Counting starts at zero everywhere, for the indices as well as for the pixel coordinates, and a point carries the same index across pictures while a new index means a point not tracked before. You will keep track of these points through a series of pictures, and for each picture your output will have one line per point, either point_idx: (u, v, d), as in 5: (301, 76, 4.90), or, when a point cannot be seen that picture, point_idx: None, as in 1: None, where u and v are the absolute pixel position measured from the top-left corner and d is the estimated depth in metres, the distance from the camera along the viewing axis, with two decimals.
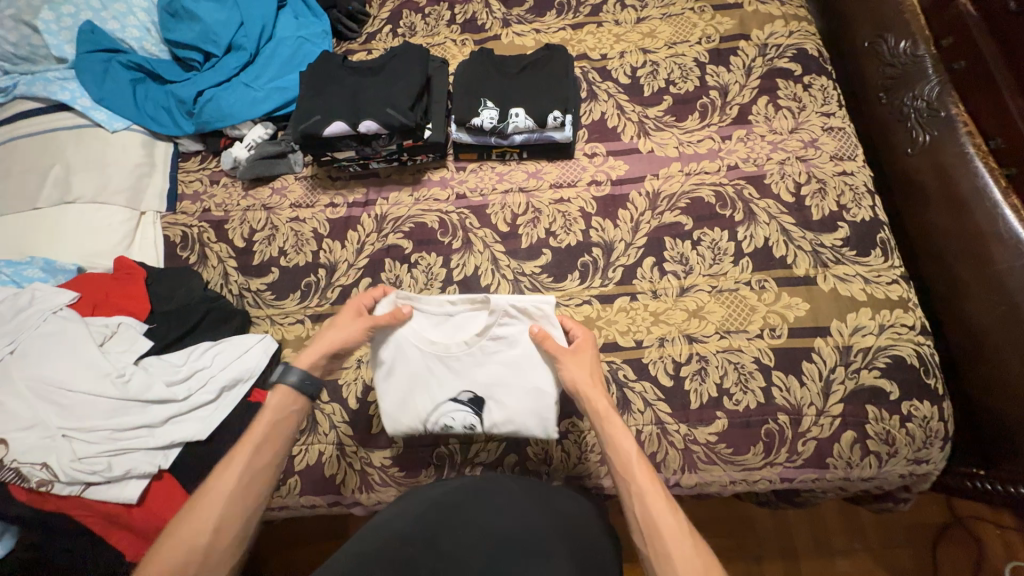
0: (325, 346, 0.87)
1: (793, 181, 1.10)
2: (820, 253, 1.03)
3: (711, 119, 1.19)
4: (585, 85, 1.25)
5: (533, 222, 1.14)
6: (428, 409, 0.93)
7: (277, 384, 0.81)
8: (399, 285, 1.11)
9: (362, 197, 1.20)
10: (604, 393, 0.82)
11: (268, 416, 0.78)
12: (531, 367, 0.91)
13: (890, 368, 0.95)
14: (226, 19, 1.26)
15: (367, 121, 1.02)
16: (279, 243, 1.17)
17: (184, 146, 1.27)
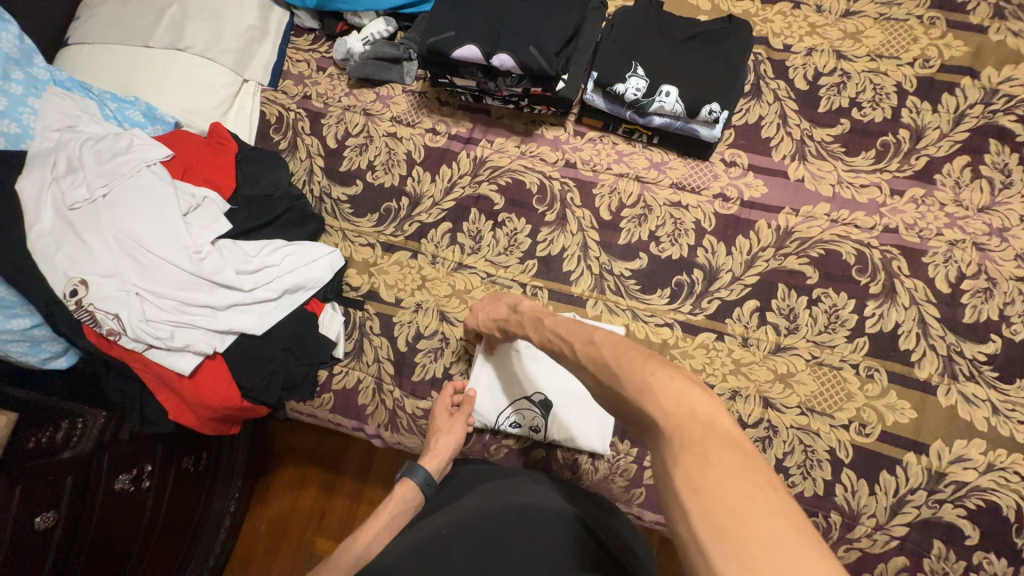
0: (442, 453, 0.87)
1: (956, 269, 0.92)
2: (953, 362, 0.89)
3: (888, 164, 0.99)
4: (752, 77, 1.05)
5: (639, 219, 1.02)
6: (502, 404, 0.94)
7: (401, 480, 0.83)
8: (478, 241, 1.04)
9: (466, 133, 1.10)
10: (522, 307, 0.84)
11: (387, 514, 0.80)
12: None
13: (979, 512, 0.84)
14: None
15: (503, 54, 0.89)
16: (370, 156, 1.10)
17: (300, 20, 1.19)
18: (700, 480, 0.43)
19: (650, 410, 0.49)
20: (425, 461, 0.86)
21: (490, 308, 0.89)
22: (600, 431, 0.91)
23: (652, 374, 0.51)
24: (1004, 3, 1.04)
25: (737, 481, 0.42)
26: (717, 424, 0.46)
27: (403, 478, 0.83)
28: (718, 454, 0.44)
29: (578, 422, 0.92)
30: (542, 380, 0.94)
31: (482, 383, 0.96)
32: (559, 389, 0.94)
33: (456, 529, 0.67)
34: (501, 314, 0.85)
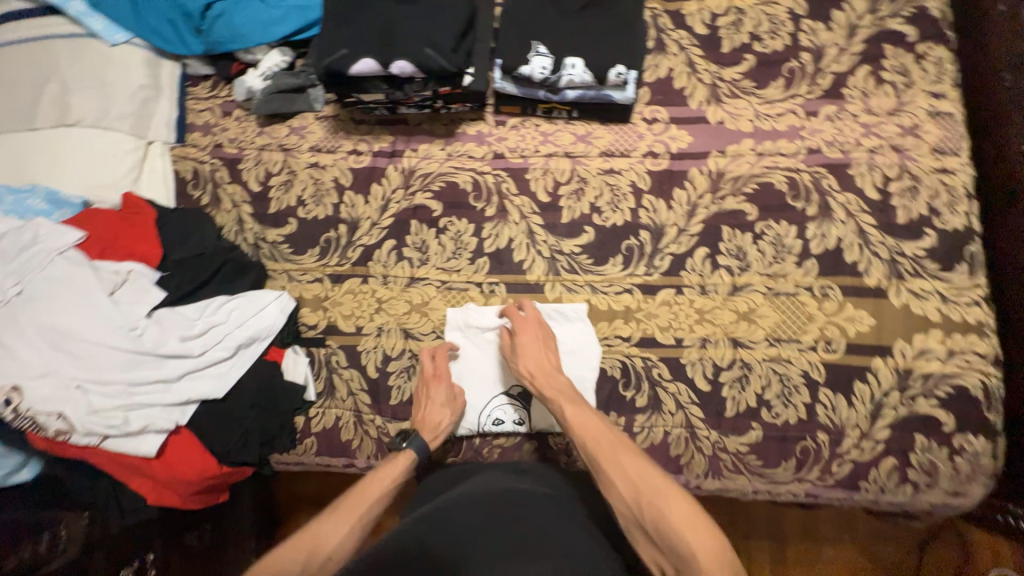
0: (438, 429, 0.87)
1: (881, 175, 0.96)
2: (898, 263, 0.92)
3: (797, 89, 1.01)
4: (654, 32, 1.07)
5: (577, 194, 1.02)
6: (479, 404, 0.94)
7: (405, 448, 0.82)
8: (425, 251, 1.03)
9: (389, 146, 1.08)
10: (552, 379, 0.84)
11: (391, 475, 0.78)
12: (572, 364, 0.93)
13: (950, 397, 0.88)
14: None
15: (400, 61, 0.88)
16: (297, 191, 1.07)
17: (192, 68, 1.14)
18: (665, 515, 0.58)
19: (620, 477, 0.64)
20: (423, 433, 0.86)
21: (539, 355, 0.87)
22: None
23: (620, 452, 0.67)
24: None
25: (705, 562, 0.53)
26: (696, 519, 0.57)
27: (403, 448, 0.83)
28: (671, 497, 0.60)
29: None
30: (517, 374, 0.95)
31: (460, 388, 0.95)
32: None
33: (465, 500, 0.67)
34: (536, 367, 0.85)
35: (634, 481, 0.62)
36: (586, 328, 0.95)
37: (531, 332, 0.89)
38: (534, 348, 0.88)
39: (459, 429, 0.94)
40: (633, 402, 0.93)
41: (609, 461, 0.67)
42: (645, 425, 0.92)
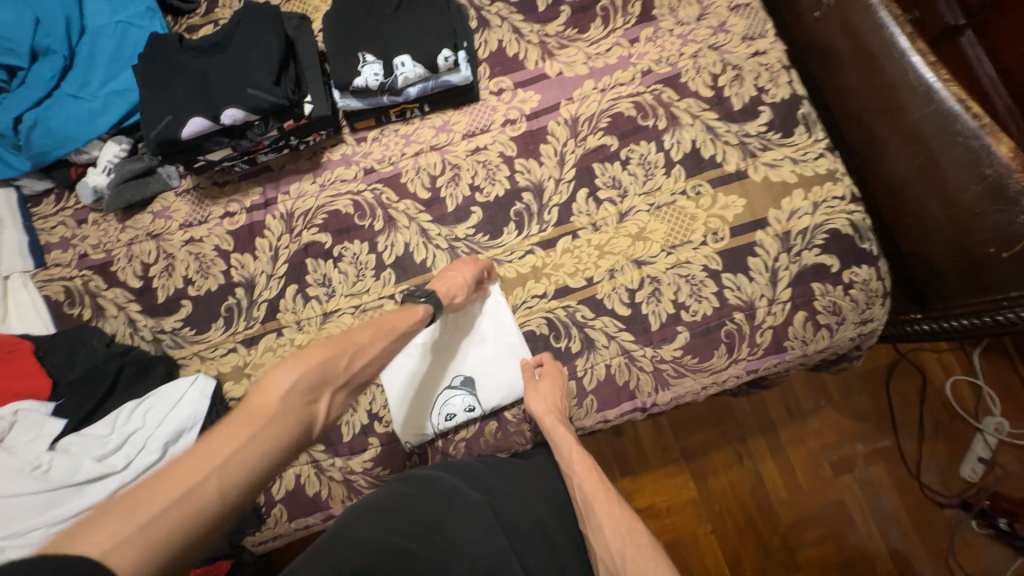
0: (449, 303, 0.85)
1: (709, 74, 1.04)
2: (747, 144, 1.01)
3: (615, 23, 1.09)
4: (474, 13, 1.11)
5: (454, 180, 1.04)
6: (427, 406, 0.94)
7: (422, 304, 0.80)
8: (329, 284, 1.01)
9: (260, 198, 1.06)
10: (563, 421, 0.86)
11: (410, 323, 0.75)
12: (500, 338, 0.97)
13: (829, 243, 0.97)
14: (17, 19, 0.98)
15: (230, 109, 0.86)
16: (181, 272, 1.03)
17: (28, 187, 1.07)
18: (623, 539, 0.70)
19: (595, 504, 0.75)
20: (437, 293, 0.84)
21: (553, 395, 0.89)
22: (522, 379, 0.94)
23: (591, 482, 0.78)
24: None
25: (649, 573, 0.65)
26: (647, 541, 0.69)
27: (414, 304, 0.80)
28: (630, 525, 0.71)
29: (501, 382, 0.95)
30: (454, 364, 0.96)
31: (404, 398, 0.95)
32: (473, 364, 0.96)
33: (451, 510, 0.72)
34: (544, 408, 0.87)
35: (620, 533, 0.70)
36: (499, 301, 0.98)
37: (554, 375, 0.91)
38: (546, 387, 0.90)
39: (416, 437, 0.93)
40: (569, 349, 0.97)
41: (603, 513, 0.74)
42: (587, 366, 0.96)
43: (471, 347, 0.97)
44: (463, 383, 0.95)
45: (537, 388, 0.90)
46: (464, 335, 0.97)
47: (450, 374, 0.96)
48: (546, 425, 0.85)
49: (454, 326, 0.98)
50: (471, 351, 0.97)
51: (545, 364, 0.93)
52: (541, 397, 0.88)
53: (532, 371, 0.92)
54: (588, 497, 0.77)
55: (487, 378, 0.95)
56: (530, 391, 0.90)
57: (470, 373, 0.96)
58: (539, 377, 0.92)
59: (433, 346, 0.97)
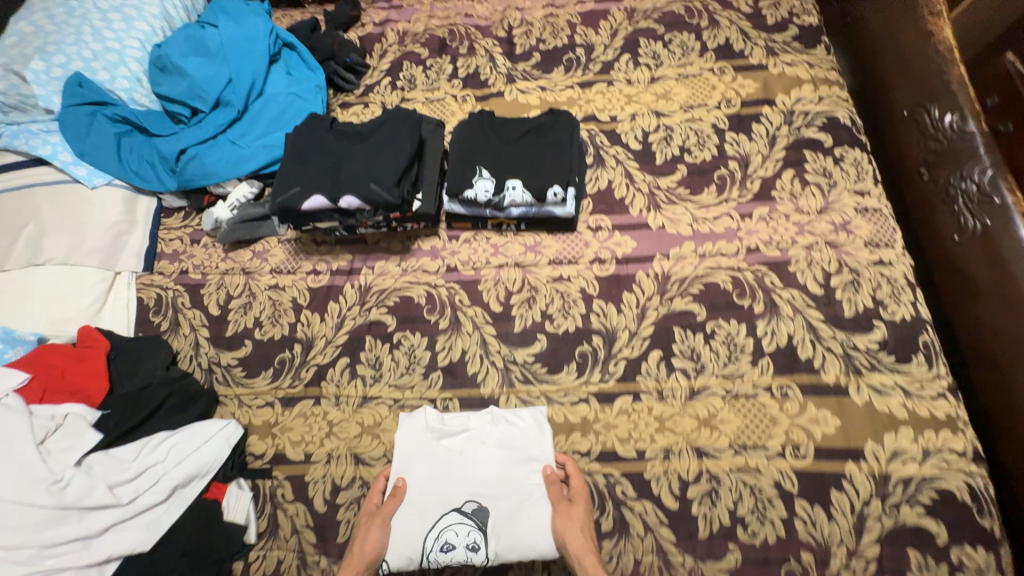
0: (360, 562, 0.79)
1: (821, 270, 0.98)
2: (852, 358, 0.91)
3: (730, 193, 1.08)
4: (592, 150, 1.16)
5: (528, 302, 1.03)
6: (429, 525, 0.84)
7: None
8: (378, 368, 1.01)
9: (347, 265, 1.12)
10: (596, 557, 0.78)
11: None
12: (533, 476, 0.87)
13: (936, 504, 0.81)
14: (215, 75, 1.16)
15: (349, 196, 0.94)
16: (255, 313, 1.09)
17: (167, 202, 1.21)
18: None
19: None
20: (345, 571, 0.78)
21: (580, 524, 0.81)
22: (542, 536, 0.81)
23: None
24: (773, 42, 1.22)
25: None
26: None
27: None
28: None
29: (517, 530, 0.82)
30: (474, 487, 0.86)
31: (410, 506, 0.85)
32: (494, 494, 0.86)
33: None
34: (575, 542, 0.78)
35: None
36: (544, 432, 0.90)
37: (582, 505, 0.83)
38: (573, 514, 0.82)
39: (404, 557, 0.82)
40: (599, 526, 0.86)
41: None
42: (614, 553, 0.84)
43: (495, 468, 0.88)
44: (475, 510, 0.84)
45: (570, 518, 0.81)
46: (496, 457, 0.88)
47: (463, 493, 0.86)
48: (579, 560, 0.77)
49: (489, 443, 0.90)
50: (493, 473, 0.87)
51: (575, 488, 0.85)
52: (576, 532, 0.80)
53: (558, 487, 0.85)
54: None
55: (502, 516, 0.84)
56: (560, 516, 0.82)
57: (486, 501, 0.85)
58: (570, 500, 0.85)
59: (460, 459, 0.89)
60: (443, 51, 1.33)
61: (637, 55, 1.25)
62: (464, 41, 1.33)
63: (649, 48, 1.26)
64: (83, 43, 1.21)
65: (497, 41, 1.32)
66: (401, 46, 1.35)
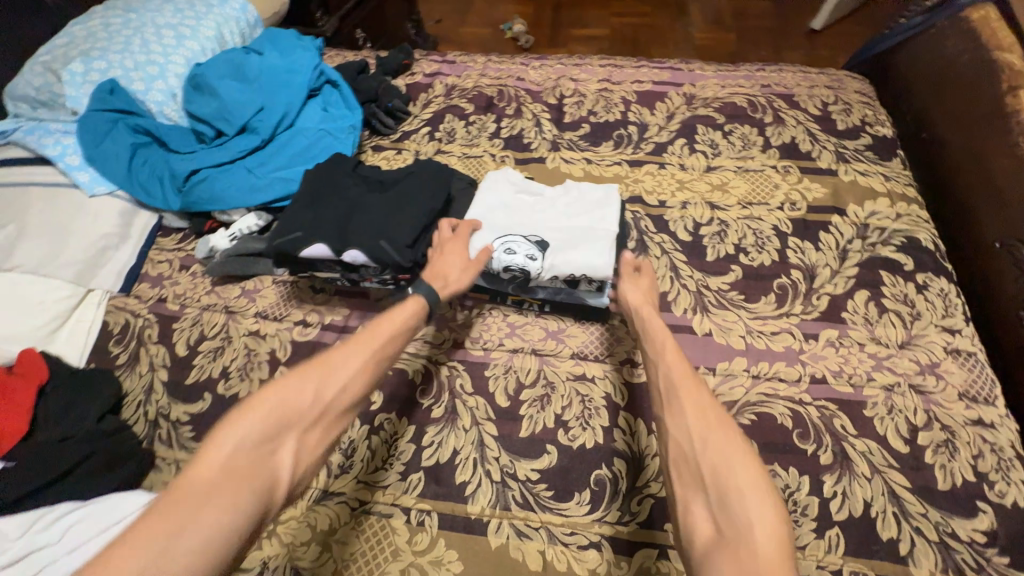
0: (442, 273, 0.80)
1: (905, 420, 0.80)
2: (950, 550, 0.70)
3: (791, 306, 0.93)
4: (635, 234, 1.04)
5: (542, 401, 0.87)
6: (498, 229, 0.89)
7: (411, 294, 0.75)
8: (350, 456, 0.84)
9: (341, 321, 0.98)
10: (656, 316, 0.80)
11: (392, 326, 0.71)
12: (604, 211, 0.91)
13: None
14: (248, 101, 1.10)
15: (355, 250, 0.81)
16: (225, 361, 0.94)
17: (167, 221, 1.12)
18: (726, 478, 0.55)
19: (697, 439, 0.59)
20: (425, 281, 0.79)
21: (647, 296, 0.83)
22: (604, 258, 0.83)
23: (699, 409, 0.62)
24: (843, 148, 1.13)
25: (763, 533, 0.51)
26: (762, 494, 0.54)
27: (410, 295, 0.76)
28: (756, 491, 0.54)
29: (579, 250, 0.85)
30: (541, 230, 0.90)
31: (478, 216, 0.91)
32: (566, 213, 0.92)
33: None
34: (638, 300, 0.82)
35: (723, 460, 0.56)
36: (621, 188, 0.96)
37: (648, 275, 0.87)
38: (635, 290, 0.84)
39: (467, 246, 0.86)
40: None
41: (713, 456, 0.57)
42: None
43: (561, 227, 0.89)
44: (547, 218, 0.91)
45: (636, 283, 0.85)
46: (569, 200, 0.94)
47: (540, 201, 0.95)
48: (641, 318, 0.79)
49: (564, 195, 0.96)
50: (564, 198, 0.95)
51: (644, 266, 0.88)
52: (639, 291, 0.83)
53: (632, 266, 0.87)
54: (661, 346, 0.73)
55: (571, 204, 0.93)
56: (626, 282, 0.85)
57: (561, 201, 0.94)
58: (638, 274, 0.87)
59: (536, 199, 0.96)
60: (489, 109, 1.29)
61: (693, 141, 1.17)
62: (512, 102, 1.29)
63: (706, 135, 1.18)
64: (127, 53, 1.18)
65: (546, 107, 1.27)
66: (447, 98, 1.32)
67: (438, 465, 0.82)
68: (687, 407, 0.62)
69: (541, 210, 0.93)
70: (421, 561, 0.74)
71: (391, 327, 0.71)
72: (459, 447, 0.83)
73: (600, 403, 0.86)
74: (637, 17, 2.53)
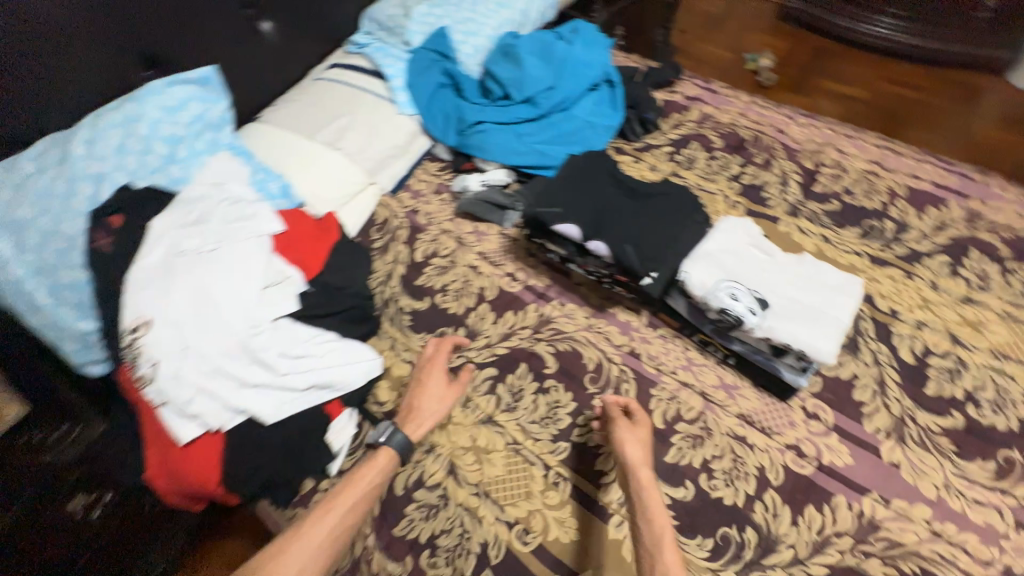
0: (427, 417, 0.93)
1: None
2: None
3: (1012, 486, 0.84)
4: (850, 331, 1.00)
5: (695, 440, 0.91)
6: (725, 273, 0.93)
7: (386, 445, 0.87)
8: (516, 400, 0.97)
9: (541, 288, 1.12)
10: (652, 481, 0.83)
11: (371, 477, 0.85)
12: (840, 300, 0.90)
13: None
14: (542, 77, 1.26)
15: (600, 243, 0.92)
16: (446, 279, 1.14)
17: (437, 151, 1.37)
18: None
19: None
20: (407, 427, 0.91)
21: (639, 446, 0.85)
22: (829, 344, 0.84)
23: None
24: None
25: None
26: None
27: (385, 444, 0.88)
28: None
29: (804, 328, 0.86)
30: (768, 289, 0.92)
31: (709, 252, 0.96)
32: (796, 286, 0.92)
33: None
34: (638, 461, 0.83)
35: None
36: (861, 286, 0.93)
37: (644, 425, 0.88)
38: (637, 450, 0.84)
39: (694, 279, 0.92)
40: None
41: None
42: None
43: (790, 298, 0.90)
44: (776, 282, 0.93)
45: (633, 433, 0.86)
46: (801, 274, 0.94)
47: (771, 264, 0.96)
48: (636, 484, 0.81)
49: (798, 267, 0.96)
50: (797, 271, 0.95)
51: (638, 412, 0.90)
52: (636, 443, 0.85)
53: (621, 411, 0.90)
54: (659, 537, 0.76)
55: (804, 280, 0.93)
56: (624, 430, 0.87)
57: (793, 272, 0.95)
58: (635, 422, 0.89)
59: (766, 260, 0.97)
60: (737, 150, 1.31)
61: (958, 264, 1.06)
62: (764, 151, 1.29)
63: (977, 265, 1.06)
64: (458, 11, 1.47)
65: (798, 169, 1.25)
66: (698, 125, 1.37)
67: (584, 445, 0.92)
68: (667, 560, 0.74)
69: (771, 274, 0.95)
70: (547, 513, 0.86)
71: (375, 479, 0.85)
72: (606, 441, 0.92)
73: (751, 470, 0.88)
74: (911, 90, 2.22)
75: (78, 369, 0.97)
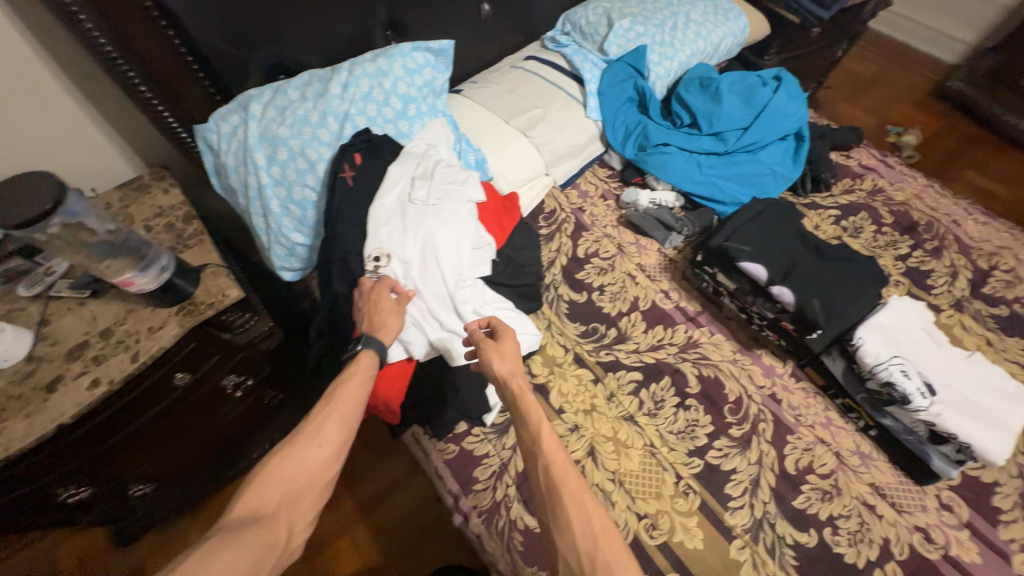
0: (389, 330, 0.89)
1: None
2: None
3: None
4: None
5: (825, 495, 0.95)
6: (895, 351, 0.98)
7: (363, 350, 0.84)
8: (658, 408, 1.05)
9: (692, 312, 1.19)
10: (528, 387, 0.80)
11: (354, 377, 0.81)
12: (1011, 407, 0.93)
13: None
14: (737, 117, 1.34)
15: (786, 289, 1.03)
16: (604, 280, 1.23)
17: (609, 158, 1.48)
18: None
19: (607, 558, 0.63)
20: (380, 336, 0.88)
21: (515, 358, 0.84)
22: (1000, 446, 0.89)
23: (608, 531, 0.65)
24: None
25: None
26: None
27: (360, 352, 0.85)
28: None
29: (972, 424, 0.91)
30: (937, 377, 0.96)
31: (883, 324, 1.01)
32: (967, 382, 0.96)
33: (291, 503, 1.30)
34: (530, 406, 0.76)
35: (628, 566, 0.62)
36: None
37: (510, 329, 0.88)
38: (516, 383, 0.80)
39: (867, 347, 0.98)
40: None
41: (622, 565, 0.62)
42: None
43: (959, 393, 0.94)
44: (945, 372, 0.97)
45: (498, 346, 0.85)
46: (972, 372, 0.97)
47: (942, 353, 1.00)
48: (514, 394, 0.78)
49: (968, 363, 0.99)
50: (967, 367, 0.98)
51: (497, 322, 0.89)
52: (508, 358, 0.83)
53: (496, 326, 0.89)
54: (538, 434, 0.73)
55: (975, 378, 0.97)
56: (491, 344, 0.86)
57: (964, 367, 0.98)
58: (500, 338, 0.87)
59: (937, 348, 1.01)
60: (909, 231, 1.31)
61: None
62: (935, 239, 1.29)
63: None
64: (657, 31, 1.53)
65: (969, 266, 1.25)
66: (869, 197, 1.38)
67: (716, 467, 0.98)
68: (567, 513, 0.67)
69: (940, 362, 0.98)
70: (675, 516, 0.93)
71: (359, 380, 0.81)
72: (738, 469, 0.98)
73: (877, 539, 0.91)
74: None
75: (277, 266, 1.23)
